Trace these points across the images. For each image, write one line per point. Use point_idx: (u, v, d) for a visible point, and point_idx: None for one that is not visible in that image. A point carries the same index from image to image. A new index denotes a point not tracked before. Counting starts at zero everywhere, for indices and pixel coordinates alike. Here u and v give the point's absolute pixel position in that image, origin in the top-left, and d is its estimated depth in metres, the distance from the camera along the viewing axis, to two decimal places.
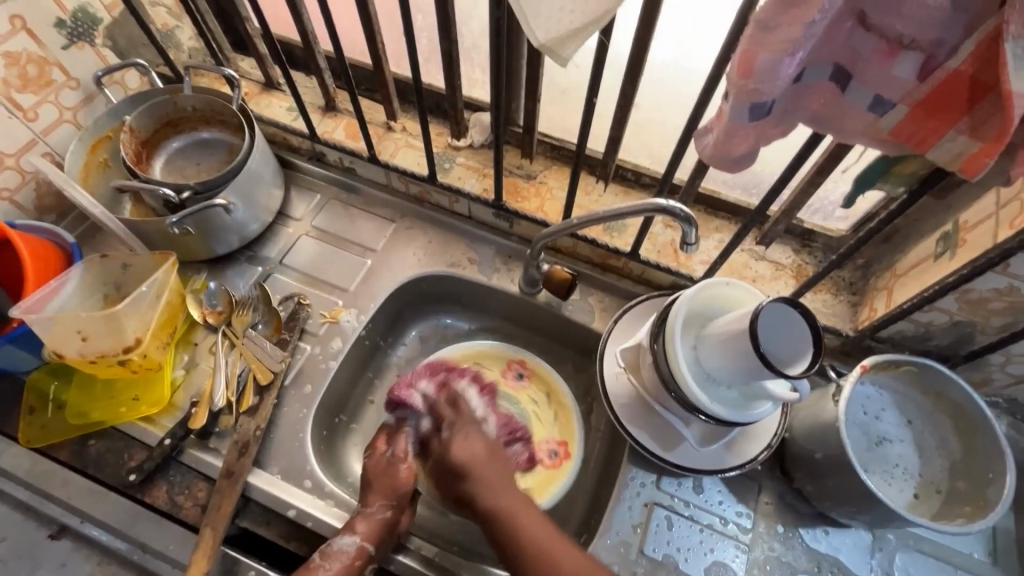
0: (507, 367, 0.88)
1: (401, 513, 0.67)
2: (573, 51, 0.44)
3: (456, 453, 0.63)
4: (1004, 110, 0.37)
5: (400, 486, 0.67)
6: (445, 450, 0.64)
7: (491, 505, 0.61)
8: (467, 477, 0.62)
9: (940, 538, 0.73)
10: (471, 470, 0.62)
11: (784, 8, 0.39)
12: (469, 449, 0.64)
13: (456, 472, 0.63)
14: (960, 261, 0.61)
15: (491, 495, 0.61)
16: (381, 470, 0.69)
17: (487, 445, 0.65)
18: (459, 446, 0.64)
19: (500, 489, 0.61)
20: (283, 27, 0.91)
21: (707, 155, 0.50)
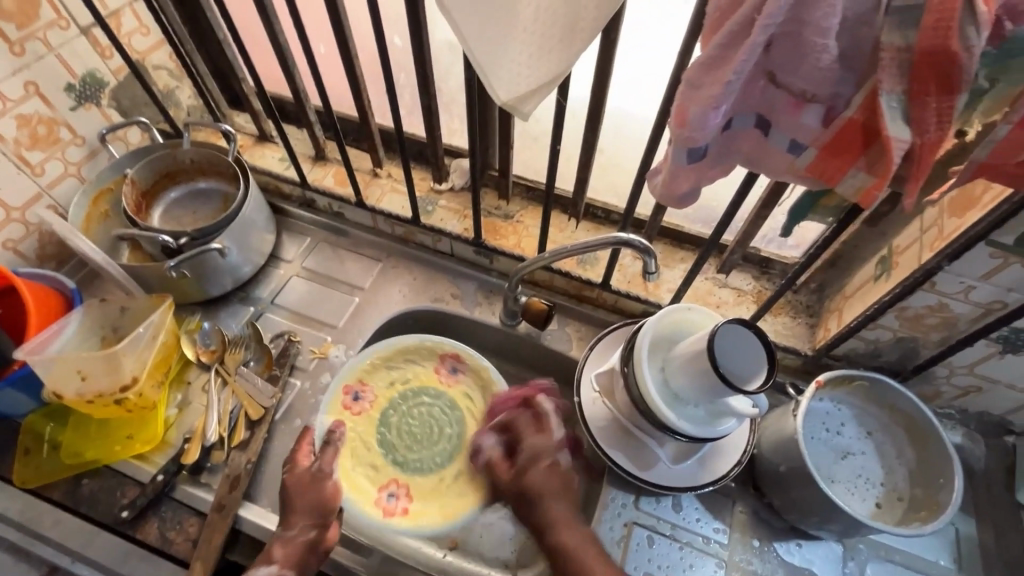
0: (440, 362, 0.89)
1: (326, 531, 0.69)
2: (532, 108, 0.51)
3: (532, 483, 0.70)
4: (888, 151, 0.44)
5: (323, 501, 0.70)
6: (521, 477, 0.71)
7: (561, 538, 0.65)
8: (541, 501, 0.68)
9: (913, 548, 0.75)
10: (539, 493, 0.69)
11: (706, 71, 0.46)
12: (541, 480, 0.69)
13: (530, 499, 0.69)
14: (894, 281, 0.67)
15: (556, 526, 0.66)
16: (305, 486, 0.70)
17: (559, 481, 0.70)
18: (536, 474, 0.70)
19: (561, 521, 0.66)
20: (276, 85, 0.99)
21: (658, 193, 0.57)
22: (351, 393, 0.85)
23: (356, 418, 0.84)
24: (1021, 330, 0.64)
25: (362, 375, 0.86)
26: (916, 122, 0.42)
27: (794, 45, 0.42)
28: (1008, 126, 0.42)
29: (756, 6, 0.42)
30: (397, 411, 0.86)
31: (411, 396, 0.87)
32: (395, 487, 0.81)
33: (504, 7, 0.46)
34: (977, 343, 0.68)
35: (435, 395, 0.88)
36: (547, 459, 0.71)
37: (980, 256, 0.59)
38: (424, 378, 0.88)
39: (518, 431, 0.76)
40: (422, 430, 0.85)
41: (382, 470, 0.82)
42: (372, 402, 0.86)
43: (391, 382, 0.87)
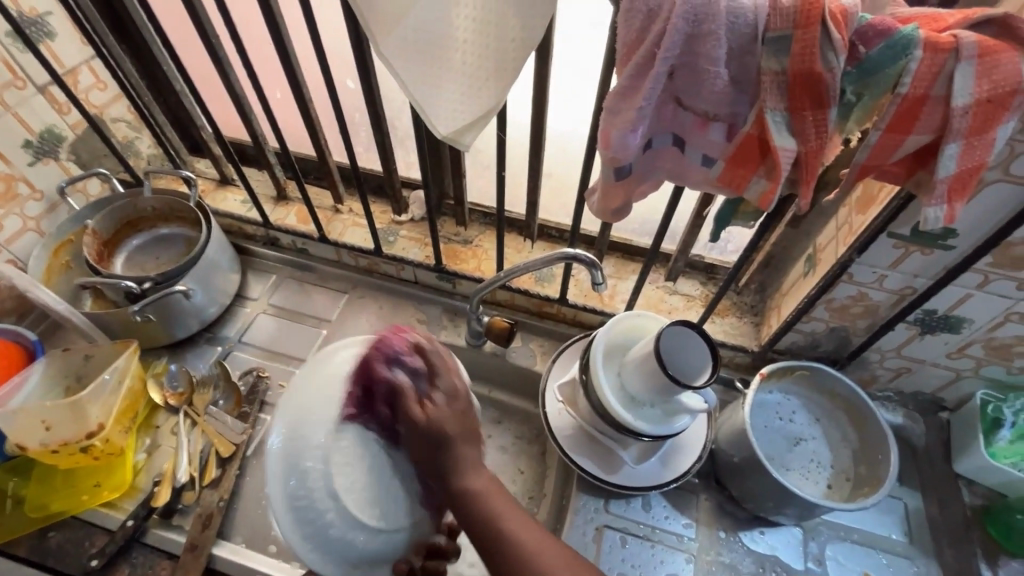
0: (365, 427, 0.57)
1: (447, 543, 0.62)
2: (471, 139, 0.56)
3: (448, 424, 0.56)
4: (777, 161, 0.50)
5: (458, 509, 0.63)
6: (435, 415, 0.55)
7: (471, 482, 0.55)
8: (454, 450, 0.55)
9: (868, 527, 0.80)
10: (455, 448, 0.55)
11: (620, 100, 0.52)
12: (456, 426, 0.56)
13: (429, 443, 0.55)
14: (818, 276, 0.73)
15: (464, 474, 0.55)
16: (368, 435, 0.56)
17: (464, 412, 0.58)
18: (447, 411, 0.56)
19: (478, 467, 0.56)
20: (235, 130, 1.02)
21: (595, 209, 0.62)
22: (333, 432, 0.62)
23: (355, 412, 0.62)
24: (931, 311, 0.71)
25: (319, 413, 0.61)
26: (798, 133, 0.49)
27: (691, 74, 0.49)
28: (879, 132, 0.48)
29: (656, 42, 0.48)
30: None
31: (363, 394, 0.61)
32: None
33: (436, 54, 0.51)
34: (897, 327, 0.75)
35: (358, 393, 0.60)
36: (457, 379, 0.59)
37: (884, 247, 0.66)
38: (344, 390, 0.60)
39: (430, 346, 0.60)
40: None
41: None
42: None
43: None
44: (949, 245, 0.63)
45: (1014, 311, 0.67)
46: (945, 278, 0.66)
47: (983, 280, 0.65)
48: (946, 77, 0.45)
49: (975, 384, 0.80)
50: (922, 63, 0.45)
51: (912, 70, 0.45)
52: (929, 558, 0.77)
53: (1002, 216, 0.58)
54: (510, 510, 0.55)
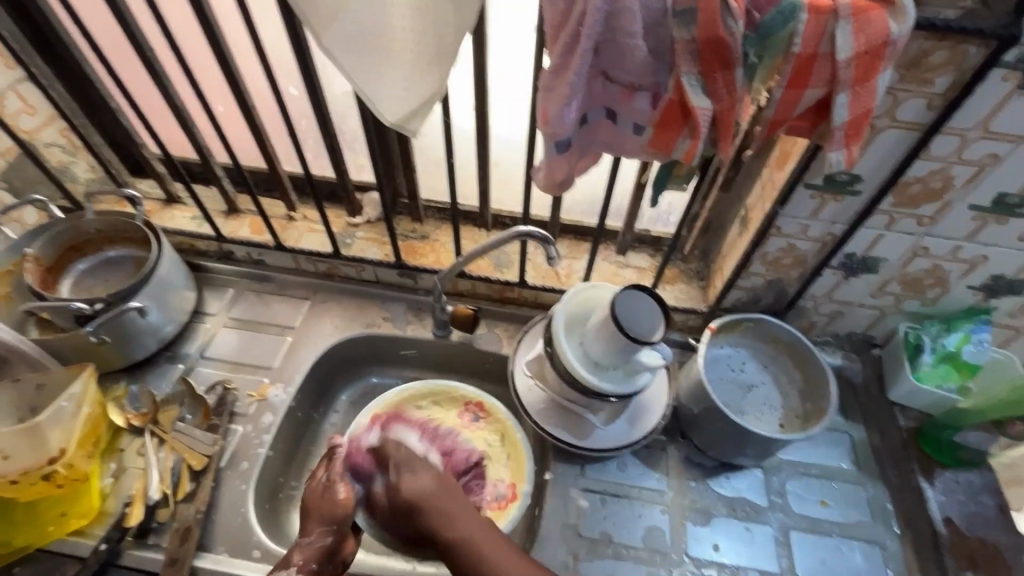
0: (464, 408, 0.95)
1: (343, 540, 0.69)
2: (417, 126, 0.60)
3: (419, 493, 0.66)
4: (696, 122, 0.56)
5: (336, 511, 0.69)
6: (396, 496, 0.66)
7: (451, 537, 0.62)
8: (426, 509, 0.64)
9: (821, 460, 0.86)
10: (427, 511, 0.64)
11: (554, 78, 0.56)
12: (418, 489, 0.66)
13: (412, 516, 0.65)
14: (750, 233, 0.80)
15: (451, 524, 0.63)
16: (318, 496, 0.70)
17: (436, 479, 0.67)
18: (407, 483, 0.67)
19: (457, 519, 0.63)
20: (182, 149, 1.00)
21: (541, 185, 0.66)
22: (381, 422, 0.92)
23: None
24: (852, 254, 0.79)
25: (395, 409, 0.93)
26: (712, 93, 0.55)
27: (614, 48, 0.54)
28: (781, 88, 0.55)
29: (578, 22, 0.52)
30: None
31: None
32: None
33: (377, 46, 0.54)
34: (825, 272, 0.83)
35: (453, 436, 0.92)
36: (405, 456, 0.70)
37: (803, 198, 0.73)
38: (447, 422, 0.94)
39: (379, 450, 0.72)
40: None
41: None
42: None
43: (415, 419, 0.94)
44: (856, 191, 0.71)
45: (920, 246, 0.76)
46: (858, 220, 0.73)
47: (890, 221, 0.74)
48: (830, 35, 0.52)
49: (899, 319, 0.88)
50: (809, 25, 0.51)
51: (801, 31, 0.51)
52: (876, 481, 0.85)
53: (896, 159, 0.66)
54: (491, 548, 0.60)
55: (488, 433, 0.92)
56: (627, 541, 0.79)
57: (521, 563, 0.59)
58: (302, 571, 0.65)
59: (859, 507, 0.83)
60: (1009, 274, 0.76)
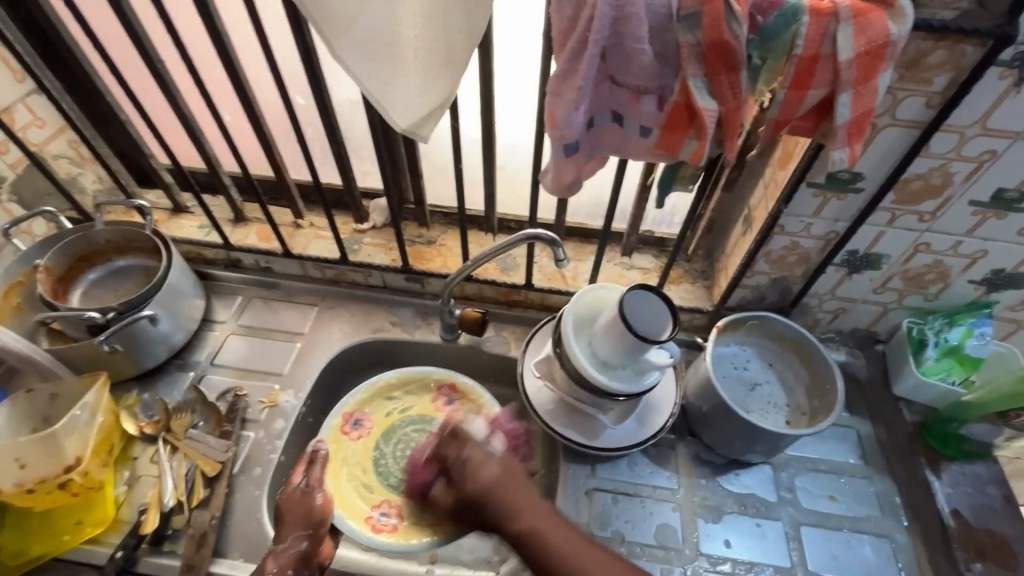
0: (438, 392, 0.97)
1: (319, 544, 0.70)
2: (429, 131, 0.62)
3: (482, 484, 0.61)
4: (702, 122, 0.57)
5: (313, 515, 0.70)
6: (460, 488, 0.63)
7: (518, 530, 0.58)
8: (492, 504, 0.60)
9: (829, 455, 0.87)
10: (495, 502, 0.60)
11: (562, 83, 0.58)
12: (483, 480, 0.62)
13: (480, 509, 0.61)
14: (754, 232, 0.81)
15: (522, 514, 0.59)
16: (295, 502, 0.71)
17: (499, 466, 0.63)
18: (470, 475, 0.62)
19: (526, 509, 0.59)
20: (189, 157, 0.99)
21: (549, 187, 0.67)
22: (350, 421, 0.95)
23: (350, 444, 0.93)
24: (854, 251, 0.80)
25: (365, 405, 0.96)
26: (717, 95, 0.56)
27: (621, 53, 0.55)
28: (784, 90, 0.56)
29: (586, 27, 0.54)
30: (389, 444, 0.94)
31: (405, 425, 0.95)
32: (388, 507, 0.88)
33: (390, 54, 0.55)
34: (828, 270, 0.84)
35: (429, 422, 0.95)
36: (466, 447, 0.65)
37: (806, 196, 0.74)
38: (422, 407, 0.97)
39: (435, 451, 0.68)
40: None
41: (376, 490, 0.90)
42: (370, 428, 0.94)
43: (386, 412, 0.96)
44: (857, 188, 0.72)
45: (921, 242, 0.77)
46: (860, 218, 0.75)
47: (891, 217, 0.75)
48: (832, 37, 0.53)
49: (901, 315, 0.89)
50: (810, 27, 0.53)
51: (803, 34, 0.53)
52: (883, 475, 0.86)
53: (896, 157, 0.68)
54: (564, 539, 0.57)
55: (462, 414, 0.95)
56: (639, 540, 0.79)
57: (597, 555, 0.56)
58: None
59: (868, 501, 0.83)
60: (1008, 268, 0.78)
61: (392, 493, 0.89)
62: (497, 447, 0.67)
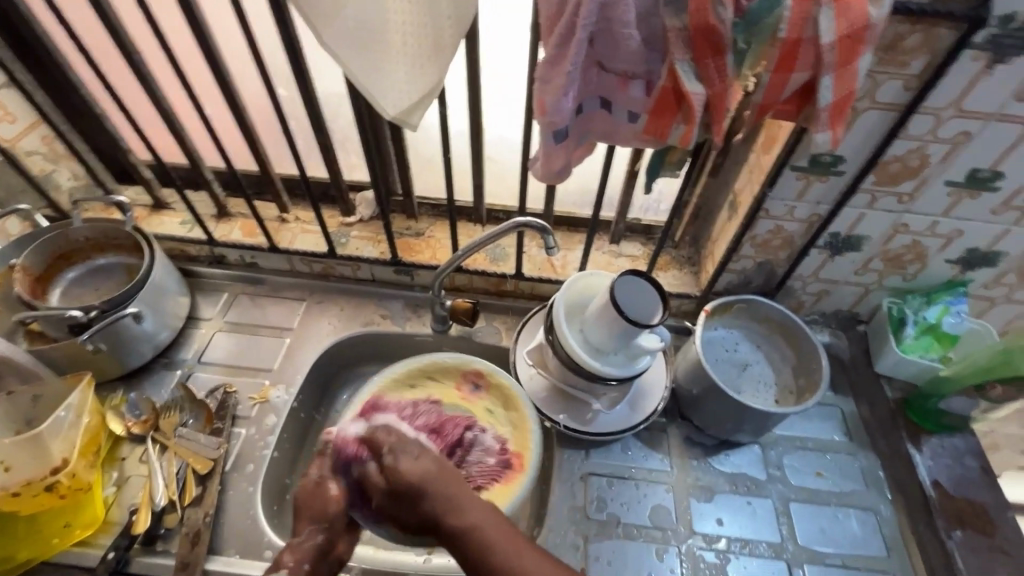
0: (463, 379, 0.86)
1: (336, 540, 0.63)
2: (419, 118, 0.61)
3: (416, 478, 0.58)
4: (689, 107, 0.58)
5: (328, 507, 0.63)
6: (394, 477, 0.59)
7: (456, 525, 0.56)
8: (427, 500, 0.57)
9: (815, 433, 0.90)
10: (429, 496, 0.57)
11: (551, 69, 0.58)
12: (418, 473, 0.58)
13: (415, 502, 0.58)
14: (739, 217, 0.83)
15: (460, 510, 0.57)
16: (309, 493, 0.64)
17: (435, 461, 0.60)
18: (407, 466, 0.59)
19: (464, 504, 0.57)
20: (172, 152, 0.97)
21: (539, 174, 0.67)
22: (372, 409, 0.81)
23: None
24: (836, 234, 0.82)
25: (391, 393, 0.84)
26: (704, 79, 0.56)
27: (609, 38, 0.55)
28: (769, 73, 0.57)
29: (574, 13, 0.54)
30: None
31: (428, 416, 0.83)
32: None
33: (378, 40, 0.55)
34: (812, 252, 0.86)
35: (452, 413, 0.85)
36: (406, 440, 0.62)
37: (790, 179, 0.76)
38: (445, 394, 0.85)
39: (368, 437, 0.63)
40: None
41: None
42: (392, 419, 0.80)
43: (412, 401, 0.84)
44: (840, 171, 0.74)
45: (900, 223, 0.79)
46: (842, 201, 0.77)
47: (872, 199, 0.77)
48: (814, 20, 0.54)
49: (882, 295, 0.92)
50: (793, 11, 0.53)
51: (786, 18, 0.54)
52: (867, 451, 0.89)
53: (876, 140, 0.69)
54: (501, 536, 0.56)
55: (491, 402, 0.85)
56: (635, 521, 0.81)
57: (528, 550, 0.56)
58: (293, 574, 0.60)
59: (853, 477, 0.86)
60: (982, 247, 0.81)
61: None
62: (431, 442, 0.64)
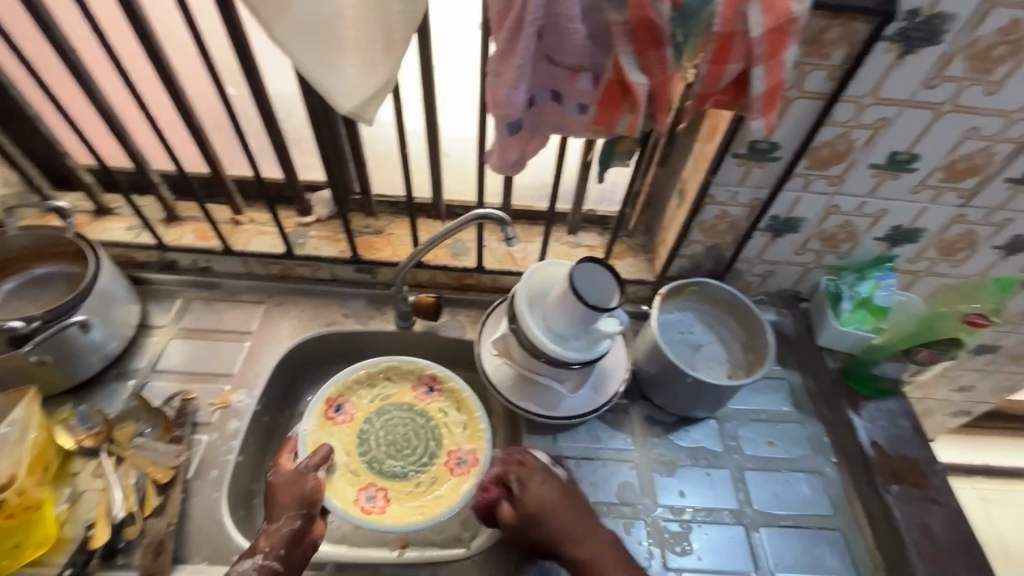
0: (418, 380, 0.98)
1: (312, 523, 0.74)
2: (374, 111, 0.62)
3: (544, 507, 0.74)
4: (633, 98, 0.61)
5: (307, 494, 0.76)
6: (524, 505, 0.74)
7: (577, 550, 0.72)
8: (552, 527, 0.73)
9: (766, 405, 0.95)
10: (556, 524, 0.73)
11: (502, 62, 0.60)
12: (545, 501, 0.75)
13: (542, 529, 0.74)
14: (687, 203, 0.87)
15: (580, 542, 0.73)
16: (288, 481, 0.77)
17: (559, 490, 0.76)
18: (536, 496, 0.75)
19: (584, 536, 0.73)
20: (112, 155, 0.94)
21: (496, 166, 0.69)
22: (332, 407, 0.95)
23: (334, 429, 0.93)
24: (775, 216, 0.88)
25: (345, 391, 0.96)
26: (647, 70, 0.60)
27: (557, 32, 0.58)
28: (706, 64, 0.61)
29: (521, 8, 0.56)
30: (372, 428, 0.94)
31: (387, 410, 0.96)
32: (374, 489, 0.89)
33: (329, 34, 0.55)
34: (755, 235, 0.91)
35: (409, 410, 0.96)
36: (535, 469, 0.78)
37: (731, 166, 0.80)
38: (403, 394, 0.97)
39: (501, 475, 0.78)
40: (400, 440, 0.94)
41: (362, 473, 0.90)
42: (354, 413, 0.95)
43: (370, 396, 0.97)
44: (776, 157, 0.79)
45: (832, 204, 0.85)
46: (779, 185, 0.82)
47: (806, 182, 0.83)
48: (744, 15, 0.58)
49: (820, 273, 0.98)
50: (725, 6, 0.57)
51: (719, 12, 0.57)
52: (813, 418, 0.95)
53: (806, 127, 0.75)
54: (614, 566, 0.71)
55: (444, 403, 0.97)
56: (602, 500, 0.84)
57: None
58: (269, 555, 0.69)
59: (801, 443, 0.92)
60: (905, 224, 0.88)
61: (377, 475, 0.90)
62: (559, 474, 0.80)
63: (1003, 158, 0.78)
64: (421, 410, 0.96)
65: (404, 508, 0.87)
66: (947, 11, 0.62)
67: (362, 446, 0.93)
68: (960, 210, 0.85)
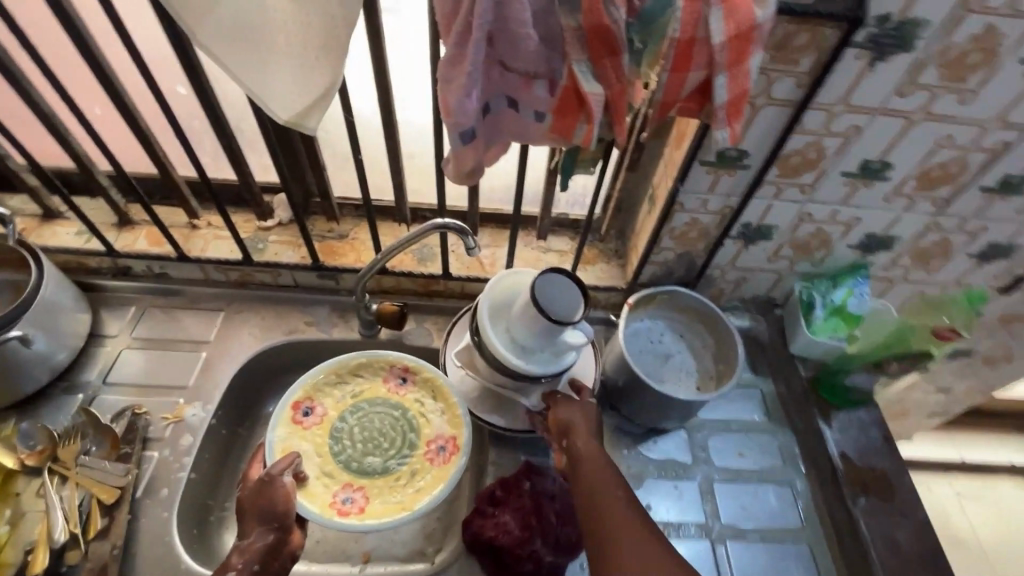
0: (390, 373, 0.91)
1: (289, 534, 0.73)
2: (315, 121, 0.58)
3: (579, 406, 0.78)
4: (588, 109, 0.58)
5: (276, 508, 0.74)
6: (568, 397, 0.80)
7: (580, 444, 0.73)
8: (573, 419, 0.76)
9: (737, 415, 0.94)
10: (581, 421, 0.76)
11: (451, 67, 0.56)
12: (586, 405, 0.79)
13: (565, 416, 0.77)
14: (657, 210, 0.84)
15: (583, 447, 0.73)
16: (256, 495, 0.75)
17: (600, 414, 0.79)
18: (583, 400, 0.79)
19: (593, 449, 0.73)
20: (55, 158, 0.90)
21: (452, 175, 0.65)
22: (302, 411, 0.88)
23: (306, 432, 0.86)
24: (747, 224, 0.85)
25: (313, 393, 0.89)
26: (602, 79, 0.57)
27: (508, 37, 0.54)
28: (666, 72, 0.58)
29: (470, 11, 0.52)
30: (347, 426, 0.88)
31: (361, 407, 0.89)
32: (353, 490, 0.83)
33: (259, 39, 0.51)
34: (727, 243, 0.89)
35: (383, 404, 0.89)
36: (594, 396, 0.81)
37: (700, 174, 0.78)
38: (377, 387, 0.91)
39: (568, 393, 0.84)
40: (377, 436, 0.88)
41: (338, 474, 0.84)
42: (324, 414, 0.88)
43: (340, 395, 0.90)
44: (745, 164, 0.76)
45: (805, 213, 0.83)
46: (749, 193, 0.79)
47: (777, 190, 0.80)
48: (705, 21, 0.55)
49: (794, 280, 0.96)
50: (685, 11, 0.54)
51: (679, 18, 0.54)
52: (784, 428, 0.94)
53: (774, 135, 0.72)
54: (603, 480, 0.68)
55: (419, 394, 0.90)
56: None
57: (614, 503, 0.65)
58: (244, 572, 0.68)
59: (771, 453, 0.91)
60: (879, 232, 0.86)
61: (353, 475, 0.84)
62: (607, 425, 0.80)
63: (977, 167, 0.75)
64: (395, 402, 0.90)
65: (384, 506, 0.81)
66: (920, 17, 0.59)
67: (337, 447, 0.86)
68: (934, 218, 0.83)
